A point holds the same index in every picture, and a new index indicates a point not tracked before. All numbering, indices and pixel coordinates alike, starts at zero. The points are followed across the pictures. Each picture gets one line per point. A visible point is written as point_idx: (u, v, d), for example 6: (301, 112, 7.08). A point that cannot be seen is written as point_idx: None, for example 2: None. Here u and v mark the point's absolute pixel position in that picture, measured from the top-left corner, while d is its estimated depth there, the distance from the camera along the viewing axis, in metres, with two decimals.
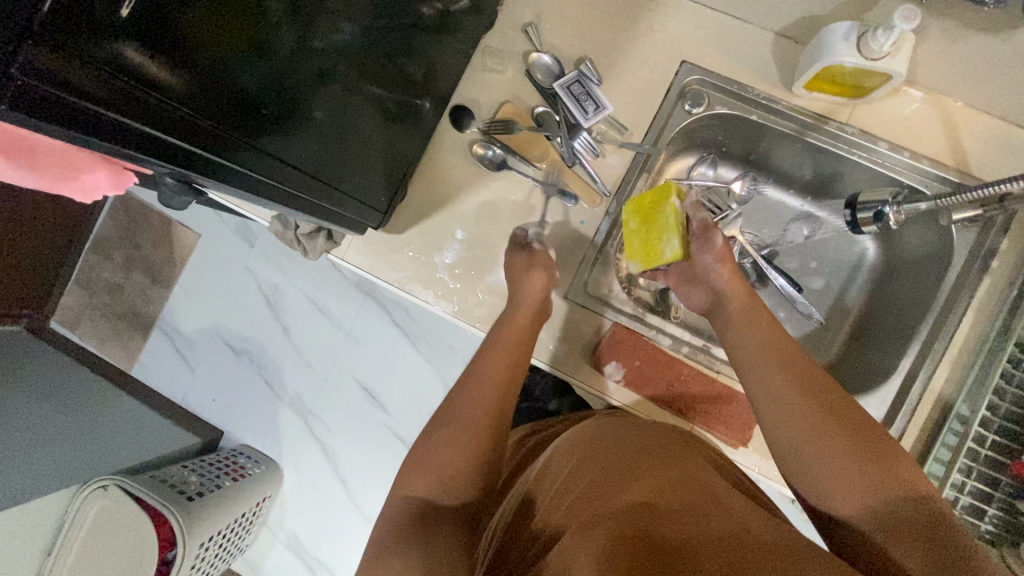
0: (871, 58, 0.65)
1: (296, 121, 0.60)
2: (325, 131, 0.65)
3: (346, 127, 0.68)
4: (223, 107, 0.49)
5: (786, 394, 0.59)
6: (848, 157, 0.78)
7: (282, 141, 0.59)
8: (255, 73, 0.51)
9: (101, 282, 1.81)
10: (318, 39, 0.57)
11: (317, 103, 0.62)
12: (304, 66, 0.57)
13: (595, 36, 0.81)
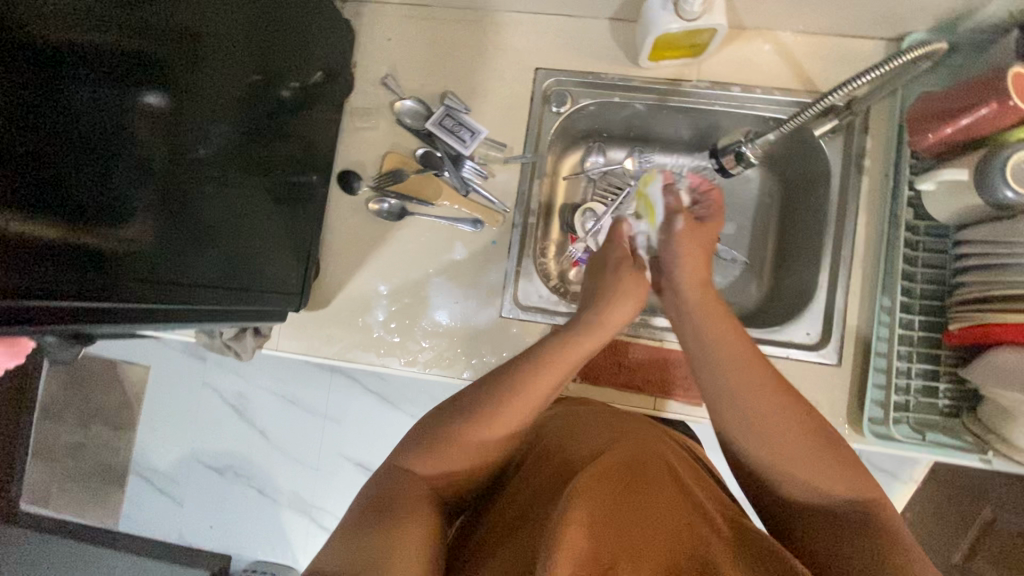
0: (689, 19, 0.70)
1: (189, 237, 0.62)
2: (218, 238, 0.66)
3: (244, 226, 0.69)
4: (96, 244, 0.51)
5: (757, 393, 0.60)
6: (711, 109, 0.83)
7: (170, 265, 0.60)
8: (113, 213, 0.53)
9: (60, 447, 1.73)
10: (177, 157, 0.59)
11: (201, 216, 0.63)
12: (172, 187, 0.59)
13: (451, 69, 0.85)
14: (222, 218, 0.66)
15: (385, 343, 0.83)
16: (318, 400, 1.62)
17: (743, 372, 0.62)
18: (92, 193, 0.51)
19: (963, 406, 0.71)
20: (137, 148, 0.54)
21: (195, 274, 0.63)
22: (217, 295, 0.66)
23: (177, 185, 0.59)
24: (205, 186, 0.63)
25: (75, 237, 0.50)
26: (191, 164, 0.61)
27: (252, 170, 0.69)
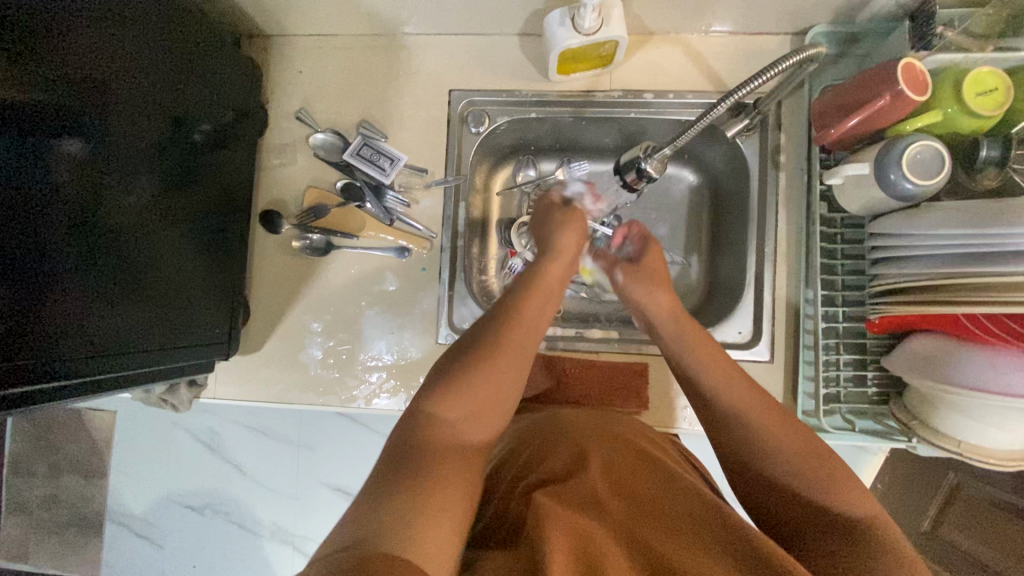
0: (589, 33, 0.69)
1: (113, 288, 0.61)
2: (145, 291, 0.65)
3: (172, 275, 0.69)
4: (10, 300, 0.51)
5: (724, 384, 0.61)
6: (628, 116, 0.82)
7: (89, 324, 0.59)
8: (25, 272, 0.52)
9: (34, 500, 1.71)
10: (95, 208, 0.59)
11: (125, 267, 0.63)
12: (91, 239, 0.59)
13: (365, 99, 0.84)
14: (147, 264, 0.65)
15: (324, 381, 0.82)
16: (289, 429, 1.61)
17: (729, 390, 0.60)
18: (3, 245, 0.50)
19: (891, 391, 0.72)
20: (52, 199, 0.55)
21: (119, 325, 0.62)
22: (141, 346, 0.65)
23: (98, 234, 0.59)
24: (127, 233, 0.63)
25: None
26: (108, 213, 0.60)
27: (177, 218, 0.70)
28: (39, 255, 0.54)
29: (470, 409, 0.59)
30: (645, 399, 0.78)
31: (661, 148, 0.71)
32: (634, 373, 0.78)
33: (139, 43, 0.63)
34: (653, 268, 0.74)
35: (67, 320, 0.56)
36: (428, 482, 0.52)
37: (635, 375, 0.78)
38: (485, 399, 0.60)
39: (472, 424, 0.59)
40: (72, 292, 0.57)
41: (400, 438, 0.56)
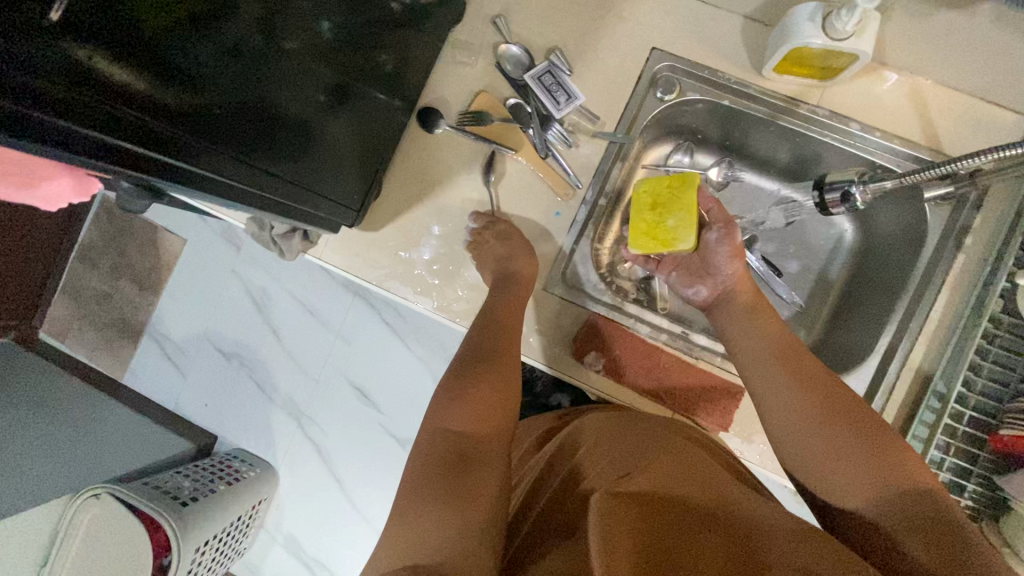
0: (837, 39, 0.65)
1: (266, 123, 0.60)
2: (297, 131, 0.65)
3: (320, 125, 0.69)
4: (195, 106, 0.51)
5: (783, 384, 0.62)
6: (820, 140, 0.77)
7: (252, 143, 0.59)
8: (218, 72, 0.52)
9: (88, 291, 1.79)
10: (284, 35, 0.58)
11: (289, 101, 0.63)
12: (272, 64, 0.58)
13: (565, 26, 0.81)
14: (297, 110, 0.64)
15: (425, 283, 0.83)
16: (336, 317, 1.64)
17: (821, 422, 0.58)
18: (191, 47, 0.49)
19: (985, 511, 0.69)
20: (239, 16, 0.52)
21: (264, 162, 0.62)
22: (283, 190, 0.65)
23: (264, 64, 0.57)
24: (288, 72, 0.61)
25: (183, 86, 0.49)
26: (280, 49, 0.59)
27: (343, 73, 0.69)
28: (234, 59, 0.53)
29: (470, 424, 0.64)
30: (728, 421, 0.75)
31: (879, 180, 0.68)
32: (726, 393, 0.76)
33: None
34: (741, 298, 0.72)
35: (229, 140, 0.56)
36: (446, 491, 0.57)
37: (725, 395, 0.76)
38: (485, 409, 0.66)
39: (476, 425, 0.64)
40: (236, 114, 0.56)
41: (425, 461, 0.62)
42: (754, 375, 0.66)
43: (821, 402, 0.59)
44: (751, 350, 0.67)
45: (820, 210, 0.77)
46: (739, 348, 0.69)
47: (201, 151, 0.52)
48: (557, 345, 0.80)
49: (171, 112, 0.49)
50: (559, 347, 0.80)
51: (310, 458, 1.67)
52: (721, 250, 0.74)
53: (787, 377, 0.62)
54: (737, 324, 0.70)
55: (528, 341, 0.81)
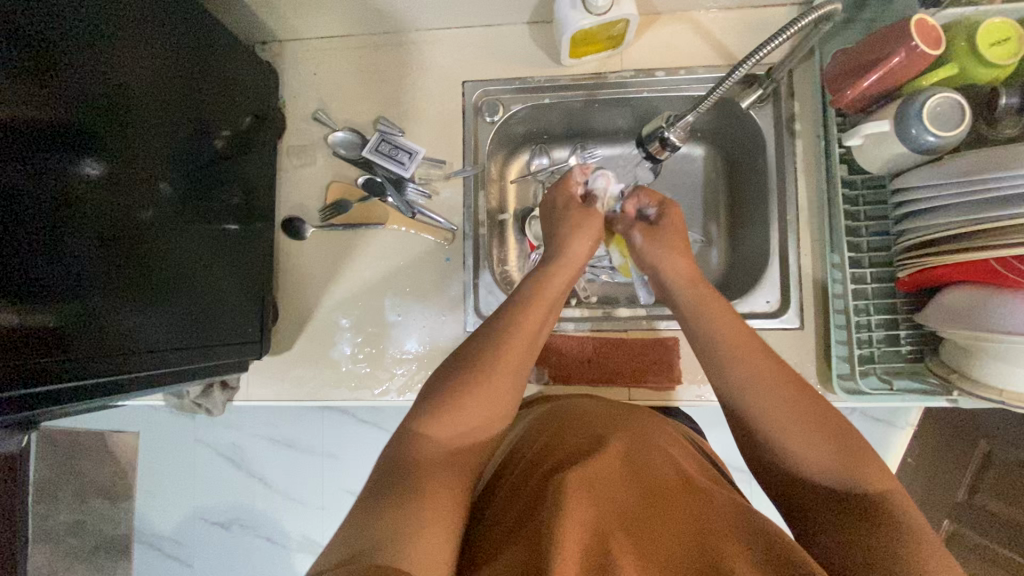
0: (599, 14, 0.70)
1: (138, 299, 0.60)
2: (178, 292, 0.66)
3: (199, 276, 0.69)
4: (57, 317, 0.52)
5: (756, 390, 0.57)
6: (639, 97, 0.84)
7: (131, 324, 0.60)
8: (70, 276, 0.53)
9: (63, 524, 1.70)
10: (129, 214, 0.59)
11: (159, 269, 0.63)
12: (128, 244, 0.59)
13: (380, 95, 0.85)
14: (162, 276, 0.64)
15: (356, 375, 0.83)
16: (311, 440, 1.60)
17: (800, 444, 0.54)
18: (31, 264, 0.49)
19: (927, 349, 0.71)
20: (72, 219, 0.53)
21: (136, 338, 0.60)
22: (163, 356, 0.64)
23: (110, 250, 0.57)
24: (141, 246, 0.61)
25: (37, 306, 0.50)
26: (127, 231, 0.59)
27: (201, 220, 0.70)
28: (84, 257, 0.54)
29: (465, 416, 0.59)
30: (678, 374, 0.78)
31: (684, 117, 0.72)
32: (664, 348, 0.78)
33: (152, 56, 0.62)
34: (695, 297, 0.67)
35: (87, 334, 0.55)
36: (425, 494, 0.52)
37: (664, 351, 0.79)
38: (483, 404, 0.60)
39: (471, 425, 0.59)
40: (100, 308, 0.56)
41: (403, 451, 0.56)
42: (749, 412, 0.57)
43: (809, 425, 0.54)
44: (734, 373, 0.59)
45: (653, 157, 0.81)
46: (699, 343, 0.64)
47: (70, 359, 0.53)
48: None
49: (28, 338, 0.49)
50: None
51: None
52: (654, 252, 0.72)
53: (780, 410, 0.55)
54: (706, 320, 0.65)
55: None
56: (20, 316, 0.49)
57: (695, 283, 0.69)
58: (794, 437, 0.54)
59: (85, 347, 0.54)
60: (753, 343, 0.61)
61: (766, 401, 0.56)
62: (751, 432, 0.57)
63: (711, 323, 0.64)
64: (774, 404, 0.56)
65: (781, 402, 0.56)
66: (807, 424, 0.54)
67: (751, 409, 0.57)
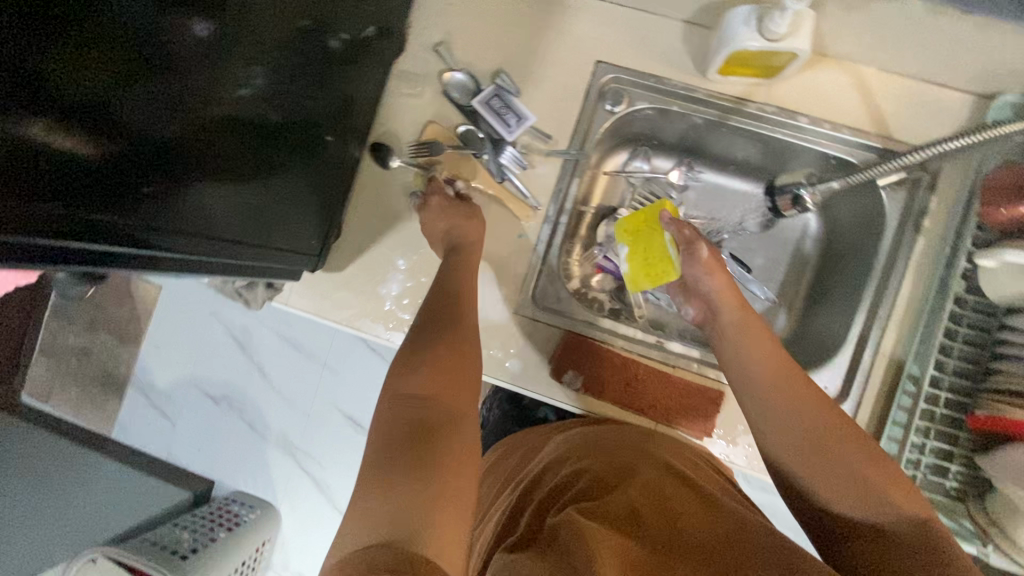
0: (771, 40, 0.65)
1: (209, 178, 0.58)
2: (245, 183, 0.63)
3: (270, 173, 0.66)
4: (128, 177, 0.49)
5: (784, 412, 0.61)
6: (773, 136, 0.78)
7: (194, 203, 0.57)
8: (148, 137, 0.50)
9: (67, 349, 1.75)
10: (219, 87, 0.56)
11: (234, 154, 0.60)
12: (211, 118, 0.56)
13: (508, 47, 0.80)
14: (244, 168, 0.62)
15: (396, 318, 0.82)
16: (319, 346, 1.63)
17: (839, 471, 0.57)
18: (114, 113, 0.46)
19: (971, 493, 0.68)
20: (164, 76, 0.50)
21: (206, 226, 0.59)
22: (227, 249, 0.63)
23: (202, 131, 0.55)
24: (232, 134, 0.59)
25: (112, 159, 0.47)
26: (215, 105, 0.56)
27: (289, 116, 0.66)
28: (166, 120, 0.51)
29: (445, 390, 0.61)
30: (710, 426, 0.76)
31: (827, 183, 0.71)
32: (705, 398, 0.76)
33: None
34: (731, 324, 0.70)
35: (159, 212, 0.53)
36: (432, 473, 0.52)
37: (704, 400, 0.76)
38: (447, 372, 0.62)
39: (454, 397, 0.61)
40: (169, 178, 0.53)
41: (399, 424, 0.57)
42: (774, 437, 0.62)
43: (847, 461, 0.57)
44: (766, 411, 0.62)
45: (776, 211, 0.80)
46: (733, 361, 0.67)
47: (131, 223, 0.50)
48: (534, 366, 0.79)
49: (98, 189, 0.47)
50: (536, 368, 0.79)
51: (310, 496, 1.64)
52: (700, 262, 0.72)
53: (801, 431, 0.60)
54: (741, 340, 0.68)
55: (504, 366, 0.79)
56: (96, 173, 0.46)
57: (741, 302, 0.71)
58: (826, 462, 0.58)
59: (146, 214, 0.52)
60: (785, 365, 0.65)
61: (791, 426, 0.60)
62: (791, 460, 0.60)
63: (741, 344, 0.68)
64: (800, 425, 0.60)
65: (809, 424, 0.60)
66: (841, 441, 0.58)
67: (782, 442, 0.61)
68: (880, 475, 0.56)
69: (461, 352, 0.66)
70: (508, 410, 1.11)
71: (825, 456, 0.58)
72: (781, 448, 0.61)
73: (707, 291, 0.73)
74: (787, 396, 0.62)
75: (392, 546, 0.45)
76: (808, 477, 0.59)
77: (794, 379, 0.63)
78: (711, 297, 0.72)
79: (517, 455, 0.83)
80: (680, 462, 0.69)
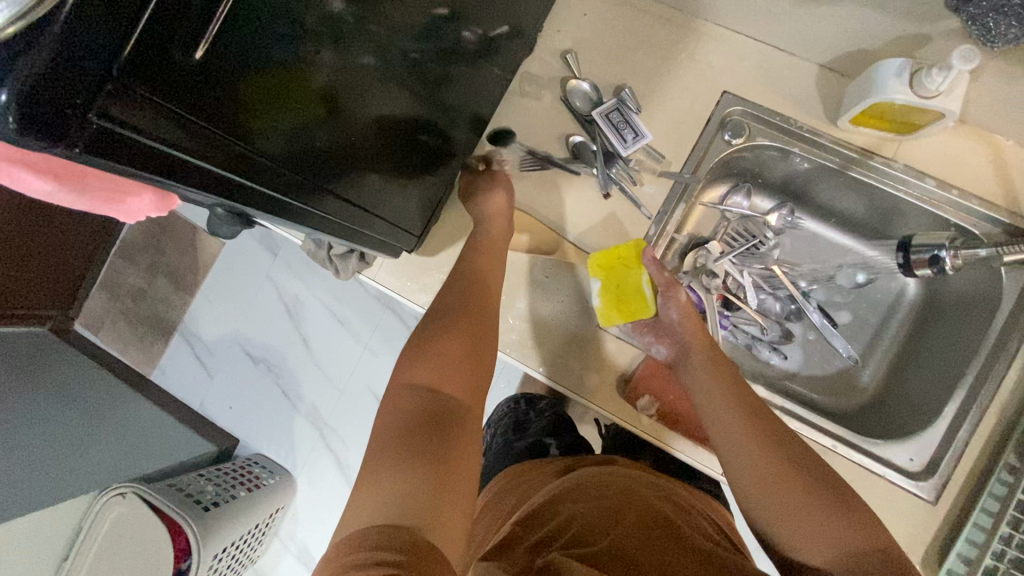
0: (923, 96, 0.63)
1: (350, 145, 0.56)
2: (373, 152, 0.62)
3: (391, 144, 0.65)
4: (300, 138, 0.47)
5: (748, 446, 0.61)
6: (894, 194, 0.76)
7: (336, 169, 0.56)
8: (320, 102, 0.48)
9: (126, 286, 1.79)
10: (377, 56, 0.54)
11: (371, 124, 0.59)
12: (364, 88, 0.54)
13: (636, 65, 0.81)
14: (372, 131, 0.60)
15: None
16: (363, 326, 1.64)
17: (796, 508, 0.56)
18: (307, 75, 0.44)
19: None
20: (347, 44, 0.47)
21: (333, 184, 0.56)
22: (339, 210, 0.60)
23: (352, 91, 0.52)
24: (370, 94, 0.56)
25: (292, 118, 0.45)
26: (371, 75, 0.55)
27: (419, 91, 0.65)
28: (337, 86, 0.49)
29: (443, 377, 0.61)
30: None
31: (976, 249, 0.70)
32: None
33: None
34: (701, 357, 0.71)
35: (311, 175, 0.51)
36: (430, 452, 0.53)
37: None
38: (459, 357, 0.63)
39: (462, 392, 0.61)
40: (324, 139, 0.51)
41: (406, 408, 0.58)
42: (735, 468, 0.62)
43: (799, 487, 0.57)
44: (733, 438, 0.63)
45: (904, 271, 0.80)
46: (697, 392, 0.69)
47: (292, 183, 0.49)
48: (609, 384, 0.78)
49: (275, 146, 0.45)
50: (611, 386, 0.78)
51: (328, 472, 1.63)
52: (677, 305, 0.76)
53: (761, 463, 0.60)
54: (700, 375, 0.70)
55: (579, 378, 0.78)
56: (278, 132, 0.44)
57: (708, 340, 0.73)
58: (783, 498, 0.57)
59: (304, 176, 0.50)
60: (745, 394, 0.66)
61: (749, 462, 0.60)
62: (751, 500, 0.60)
63: (705, 379, 0.69)
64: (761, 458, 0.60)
65: (769, 459, 0.59)
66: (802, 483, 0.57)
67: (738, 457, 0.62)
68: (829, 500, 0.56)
69: (479, 325, 0.68)
70: (511, 441, 1.04)
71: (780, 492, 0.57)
72: (736, 463, 0.62)
73: (681, 331, 0.74)
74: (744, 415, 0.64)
75: (408, 527, 0.47)
76: (760, 506, 0.59)
77: (754, 406, 0.64)
78: (684, 337, 0.74)
79: (521, 479, 0.82)
80: (670, 509, 0.67)
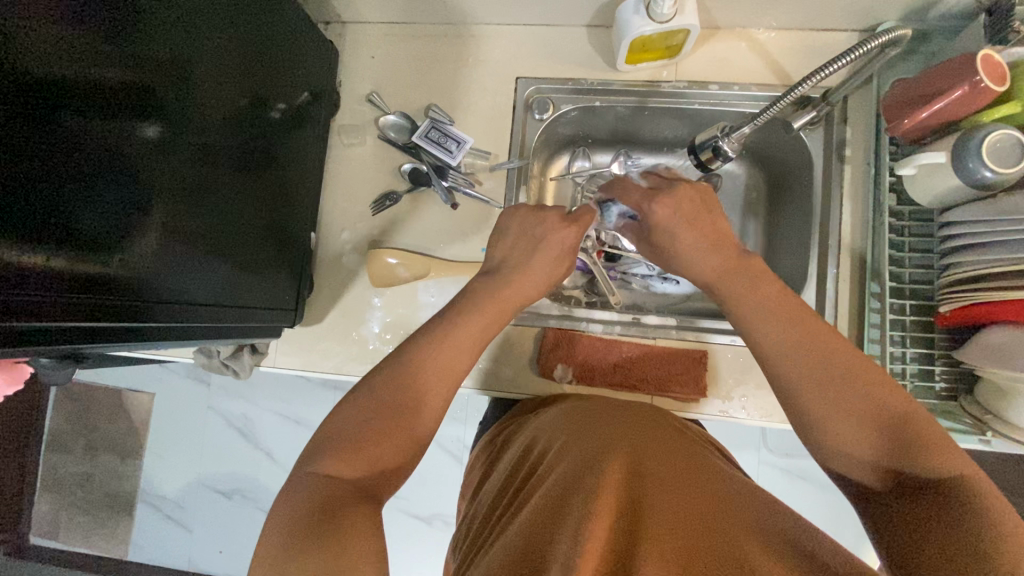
0: (663, 22, 0.71)
1: (189, 253, 0.59)
2: (224, 250, 0.65)
3: (241, 235, 0.68)
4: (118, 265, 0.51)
5: (811, 377, 0.51)
6: (691, 107, 0.84)
7: (181, 277, 0.59)
8: (130, 227, 0.51)
9: (68, 478, 1.69)
10: (184, 169, 0.57)
11: (209, 228, 0.62)
12: (183, 200, 0.58)
13: (434, 84, 0.86)
14: (213, 233, 0.63)
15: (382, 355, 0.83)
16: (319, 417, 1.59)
17: (853, 422, 0.48)
18: (94, 208, 0.48)
19: (960, 387, 0.70)
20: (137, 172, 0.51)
21: (183, 290, 0.59)
22: (211, 312, 0.63)
23: (173, 202, 0.56)
24: (196, 198, 0.60)
25: (98, 253, 0.48)
26: (185, 188, 0.58)
27: (250, 181, 0.68)
28: (145, 208, 0.53)
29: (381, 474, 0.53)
30: (702, 387, 0.77)
31: (740, 129, 0.75)
32: (691, 361, 0.78)
33: (213, 21, 0.59)
34: (752, 273, 0.59)
35: (150, 294, 0.54)
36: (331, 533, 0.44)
37: (690, 363, 0.78)
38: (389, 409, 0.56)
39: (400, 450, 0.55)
40: (152, 257, 0.54)
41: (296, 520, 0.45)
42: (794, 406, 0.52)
43: (841, 416, 0.49)
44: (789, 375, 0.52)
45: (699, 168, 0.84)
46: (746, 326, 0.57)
47: (129, 306, 0.52)
48: (524, 369, 0.81)
49: (92, 281, 0.48)
50: (527, 370, 0.81)
51: None
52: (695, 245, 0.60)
53: (828, 393, 0.50)
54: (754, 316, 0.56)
55: (497, 375, 0.81)
56: (89, 269, 0.48)
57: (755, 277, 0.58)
58: (834, 421, 0.49)
59: (141, 295, 0.53)
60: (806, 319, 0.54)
61: (812, 396, 0.50)
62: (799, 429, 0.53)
63: (773, 325, 0.54)
64: (830, 387, 0.50)
65: (837, 388, 0.50)
66: (857, 410, 0.49)
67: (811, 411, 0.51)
68: (866, 426, 0.48)
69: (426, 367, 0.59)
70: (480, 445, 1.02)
71: (838, 419, 0.49)
72: (794, 391, 0.52)
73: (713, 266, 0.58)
74: (817, 352, 0.51)
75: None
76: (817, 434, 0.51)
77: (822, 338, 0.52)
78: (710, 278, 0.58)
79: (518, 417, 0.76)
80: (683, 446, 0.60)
